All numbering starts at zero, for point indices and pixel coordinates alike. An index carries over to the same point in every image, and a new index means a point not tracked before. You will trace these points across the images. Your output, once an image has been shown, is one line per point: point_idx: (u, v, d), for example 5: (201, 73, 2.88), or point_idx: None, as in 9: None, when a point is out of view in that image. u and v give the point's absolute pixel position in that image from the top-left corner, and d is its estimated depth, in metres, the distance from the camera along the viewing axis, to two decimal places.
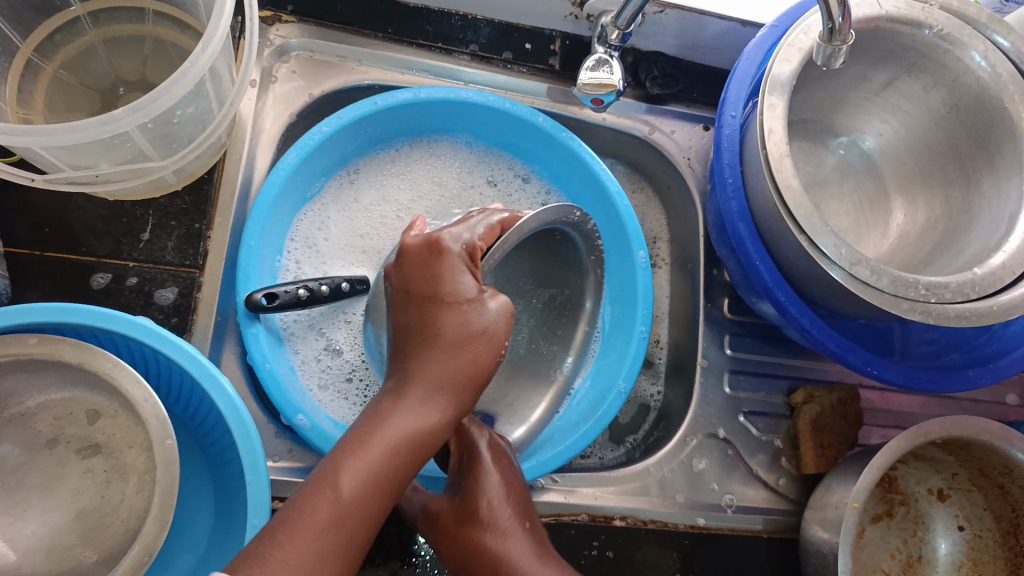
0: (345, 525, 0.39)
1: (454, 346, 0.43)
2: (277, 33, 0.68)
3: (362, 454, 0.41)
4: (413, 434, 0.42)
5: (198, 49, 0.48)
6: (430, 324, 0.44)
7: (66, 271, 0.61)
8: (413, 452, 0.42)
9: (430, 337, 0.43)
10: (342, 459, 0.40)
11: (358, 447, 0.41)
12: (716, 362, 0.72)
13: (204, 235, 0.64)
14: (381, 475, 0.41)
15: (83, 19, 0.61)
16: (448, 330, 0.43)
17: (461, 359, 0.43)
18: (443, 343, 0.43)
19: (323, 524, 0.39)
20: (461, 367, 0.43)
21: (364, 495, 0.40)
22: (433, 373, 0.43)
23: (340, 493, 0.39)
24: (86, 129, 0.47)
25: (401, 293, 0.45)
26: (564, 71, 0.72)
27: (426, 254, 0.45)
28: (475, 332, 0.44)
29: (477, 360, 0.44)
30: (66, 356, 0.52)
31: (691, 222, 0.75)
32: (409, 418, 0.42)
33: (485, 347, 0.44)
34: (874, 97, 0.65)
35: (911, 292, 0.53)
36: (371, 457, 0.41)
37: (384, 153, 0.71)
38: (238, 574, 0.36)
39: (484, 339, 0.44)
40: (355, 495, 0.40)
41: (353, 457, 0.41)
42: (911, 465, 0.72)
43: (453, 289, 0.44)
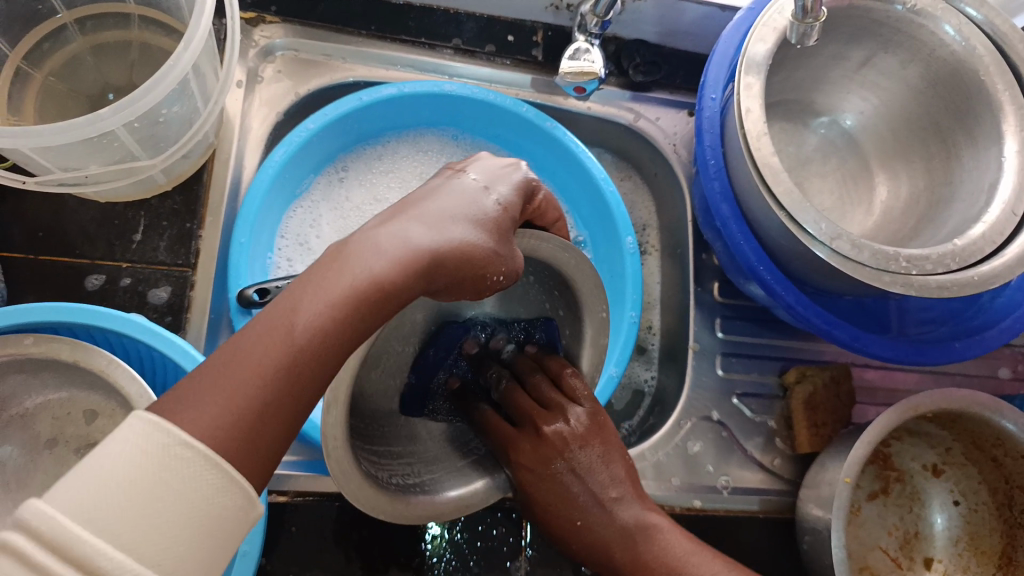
0: (233, 417, 0.31)
1: (417, 258, 0.36)
2: (261, 34, 0.69)
3: (325, 280, 0.34)
4: (322, 332, 0.33)
5: (180, 48, 0.49)
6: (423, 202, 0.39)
7: (61, 274, 0.62)
8: (323, 354, 0.33)
9: (429, 202, 0.38)
10: (226, 361, 0.32)
11: (254, 338, 0.33)
12: (708, 345, 0.72)
13: (195, 235, 0.64)
14: (341, 310, 0.34)
15: (69, 27, 0.62)
16: (442, 206, 0.38)
17: (415, 266, 0.35)
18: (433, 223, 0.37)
19: (264, 373, 0.32)
20: (412, 271, 0.35)
21: (240, 392, 0.32)
22: (365, 274, 0.35)
23: (209, 388, 0.31)
24: (75, 129, 0.47)
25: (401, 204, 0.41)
26: (547, 63, 0.73)
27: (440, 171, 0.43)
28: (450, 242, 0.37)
29: (434, 265, 0.36)
30: (62, 356, 0.53)
31: (678, 208, 0.75)
32: (322, 311, 0.33)
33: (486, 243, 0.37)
34: (853, 75, 0.66)
35: (892, 265, 0.53)
36: (276, 348, 0.33)
37: (372, 150, 0.72)
38: (158, 413, 0.31)
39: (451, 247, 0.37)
40: (232, 394, 0.32)
41: (315, 284, 0.34)
42: (905, 441, 0.72)
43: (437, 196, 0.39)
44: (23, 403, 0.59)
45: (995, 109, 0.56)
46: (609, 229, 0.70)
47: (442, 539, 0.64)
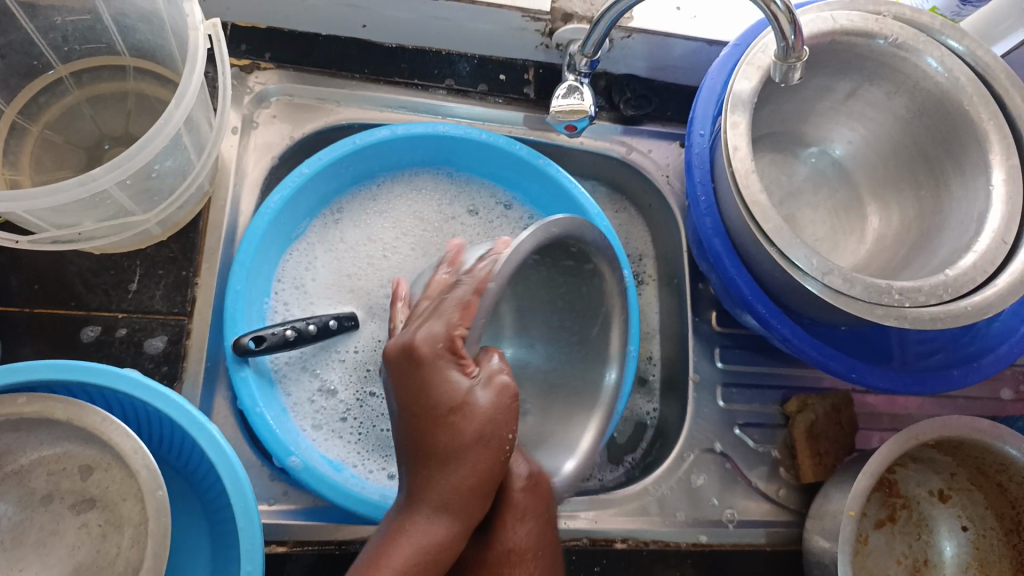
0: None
1: (465, 454, 0.42)
2: (255, 80, 0.70)
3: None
4: (422, 550, 0.41)
5: (173, 104, 0.49)
6: (427, 446, 0.42)
7: (58, 326, 0.61)
8: (426, 568, 0.41)
9: (439, 437, 0.42)
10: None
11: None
12: (708, 376, 0.72)
13: (192, 282, 0.64)
14: None
15: (65, 80, 0.62)
16: (454, 438, 0.42)
17: (467, 466, 0.42)
18: (452, 449, 0.42)
19: None
20: (475, 474, 0.42)
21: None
22: (435, 495, 0.42)
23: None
24: (66, 190, 0.47)
25: (398, 416, 0.43)
26: (540, 100, 0.74)
27: (405, 366, 0.43)
28: (478, 433, 0.42)
29: (485, 466, 0.42)
30: (56, 413, 0.52)
31: (673, 239, 0.76)
32: (432, 531, 0.41)
33: (486, 434, 0.43)
34: (841, 106, 0.66)
35: (885, 297, 0.53)
36: (402, 570, 0.40)
37: (366, 192, 0.72)
38: None
39: (485, 444, 0.42)
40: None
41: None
42: (910, 468, 0.71)
43: (439, 399, 0.42)
44: (19, 459, 0.58)
45: (982, 140, 0.57)
46: None
47: None
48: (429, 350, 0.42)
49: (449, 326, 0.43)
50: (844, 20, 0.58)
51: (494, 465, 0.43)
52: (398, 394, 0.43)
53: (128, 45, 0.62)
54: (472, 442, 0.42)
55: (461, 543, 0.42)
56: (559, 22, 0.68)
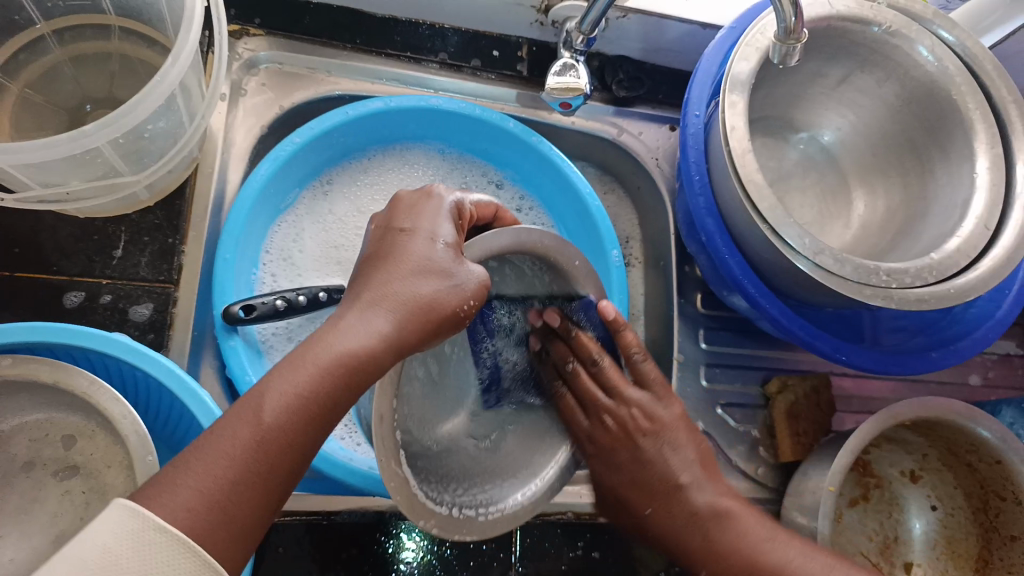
0: (294, 415, 0.38)
1: (424, 277, 0.43)
2: (245, 47, 0.68)
3: (293, 369, 0.39)
4: (350, 351, 0.40)
5: (168, 63, 0.48)
6: (396, 251, 0.44)
7: (39, 290, 0.60)
8: (348, 374, 0.40)
9: (392, 262, 0.43)
10: (277, 377, 0.39)
11: (297, 360, 0.40)
12: (692, 356, 0.73)
13: (178, 250, 0.63)
14: (307, 397, 0.39)
15: (48, 38, 0.60)
16: (412, 257, 0.43)
17: (422, 290, 0.42)
18: (406, 268, 0.43)
19: (239, 445, 0.37)
20: (428, 313, 0.42)
21: (294, 408, 0.38)
22: (380, 297, 0.42)
23: (263, 410, 0.38)
24: (58, 146, 0.46)
25: (380, 229, 0.47)
26: (532, 78, 0.74)
27: (414, 198, 0.47)
28: (443, 271, 0.43)
29: (440, 297, 0.43)
30: (42, 377, 0.51)
31: (661, 219, 0.76)
32: (364, 333, 0.41)
33: (448, 290, 0.43)
34: (831, 92, 0.68)
35: (873, 278, 0.55)
36: (319, 363, 0.39)
37: (356, 163, 0.72)
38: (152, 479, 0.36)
39: (449, 282, 0.43)
40: (287, 410, 0.38)
41: (286, 371, 0.39)
42: (884, 448, 0.74)
43: (429, 228, 0.45)
44: None
45: (968, 127, 0.58)
46: (596, 241, 0.70)
47: (431, 556, 0.63)
48: (440, 198, 0.47)
49: (461, 199, 0.49)
50: (842, 6, 0.59)
51: (445, 302, 0.43)
52: (397, 213, 0.46)
53: (115, 4, 0.60)
54: (430, 270, 0.43)
55: (389, 360, 0.41)
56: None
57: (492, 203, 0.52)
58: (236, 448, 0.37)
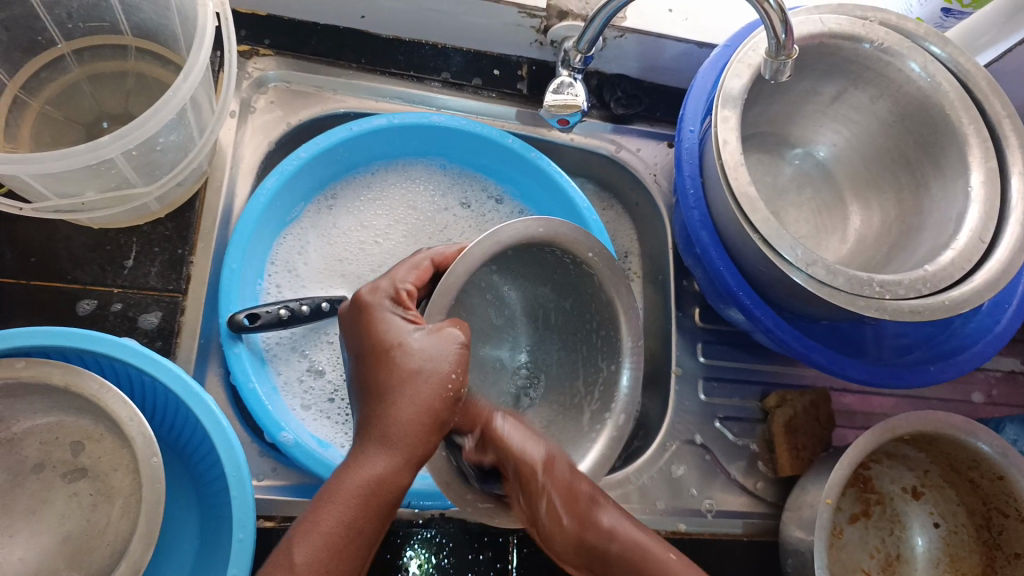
0: (327, 552, 0.41)
1: (402, 387, 0.45)
2: (254, 66, 0.71)
3: (310, 518, 0.42)
4: (363, 485, 0.43)
5: (180, 78, 0.50)
6: (375, 375, 0.46)
7: (53, 299, 0.63)
8: (369, 502, 0.43)
9: (377, 388, 0.45)
10: (300, 531, 0.42)
11: (318, 505, 0.42)
12: (691, 369, 0.73)
13: (186, 261, 0.65)
14: (331, 537, 0.42)
15: (67, 57, 0.63)
16: (391, 375, 0.45)
17: (405, 402, 0.44)
18: (386, 388, 0.45)
19: None
20: (420, 416, 0.44)
21: (323, 549, 0.41)
22: (376, 420, 0.44)
23: (295, 564, 0.41)
24: (73, 156, 0.48)
25: (354, 357, 0.48)
26: (531, 96, 0.76)
27: (359, 312, 0.49)
28: (414, 372, 0.45)
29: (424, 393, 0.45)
30: (52, 379, 0.54)
31: (660, 236, 0.77)
32: (367, 462, 0.43)
33: (426, 383, 0.45)
34: (826, 109, 0.68)
35: (866, 289, 0.55)
36: (340, 502, 0.42)
37: (360, 179, 0.74)
38: None
39: (424, 377, 0.45)
40: (315, 553, 0.41)
41: (306, 521, 0.42)
42: (884, 464, 0.73)
43: (384, 334, 0.47)
44: (10, 427, 0.59)
45: (961, 141, 0.59)
46: None
47: (428, 563, 0.64)
48: (374, 296, 0.49)
49: (397, 281, 0.50)
50: (833, 23, 0.60)
51: (428, 397, 0.45)
52: (353, 340, 0.48)
53: (131, 25, 0.64)
54: (406, 381, 0.45)
55: (400, 476, 0.44)
56: (553, 20, 0.70)
57: (438, 260, 0.52)
58: None
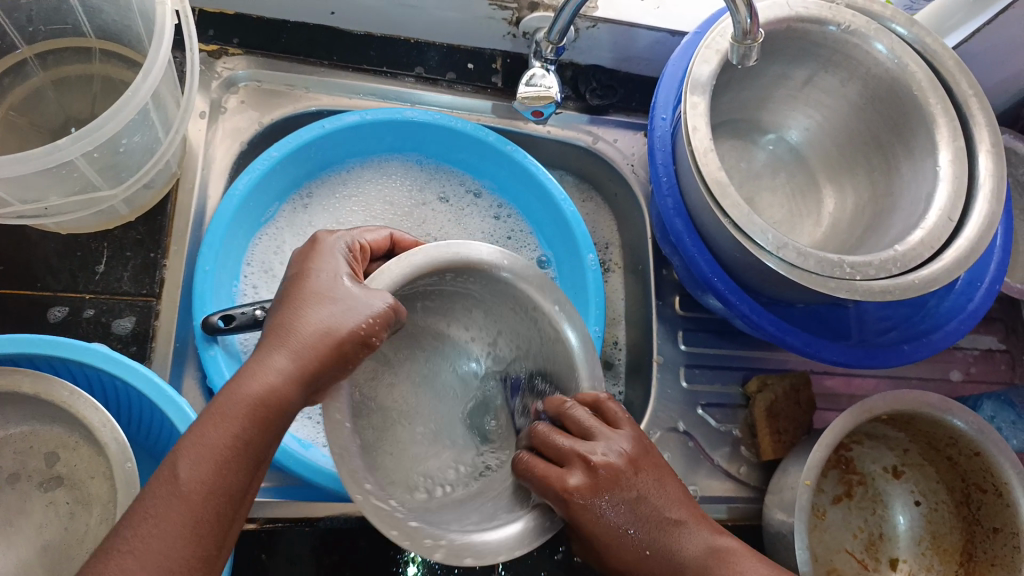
0: (213, 469, 0.38)
1: (310, 323, 0.42)
2: (224, 66, 0.70)
3: (200, 435, 0.39)
4: (256, 399, 0.40)
5: (139, 78, 0.49)
6: (292, 294, 0.44)
7: (23, 307, 0.62)
8: (266, 419, 0.40)
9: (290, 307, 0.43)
10: (186, 445, 0.39)
11: (212, 419, 0.39)
12: (671, 358, 0.74)
13: (160, 265, 0.65)
14: (221, 454, 0.39)
15: (30, 62, 0.63)
16: (304, 294, 0.44)
17: (313, 319, 0.43)
18: (298, 306, 0.43)
19: (168, 521, 0.37)
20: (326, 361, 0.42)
21: (209, 464, 0.38)
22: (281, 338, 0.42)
23: (179, 477, 0.38)
24: (33, 160, 0.47)
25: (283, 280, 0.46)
26: (506, 89, 0.75)
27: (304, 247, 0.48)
28: (327, 296, 0.44)
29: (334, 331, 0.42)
30: (22, 388, 0.53)
31: (638, 224, 0.77)
32: (262, 382, 0.40)
33: (338, 307, 0.43)
34: (797, 93, 0.69)
35: (837, 271, 0.56)
36: (230, 418, 0.39)
37: (336, 176, 0.73)
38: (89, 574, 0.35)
39: (338, 303, 0.43)
40: (202, 467, 0.38)
41: (192, 442, 0.39)
42: (866, 445, 0.74)
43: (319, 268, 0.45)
44: None
45: (929, 121, 0.60)
46: (571, 247, 0.71)
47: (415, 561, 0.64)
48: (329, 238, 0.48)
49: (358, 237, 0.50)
50: (800, 7, 0.60)
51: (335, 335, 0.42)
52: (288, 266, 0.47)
53: (94, 27, 0.63)
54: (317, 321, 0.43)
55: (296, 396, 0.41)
56: (525, 11, 0.70)
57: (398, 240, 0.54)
58: (163, 521, 0.37)
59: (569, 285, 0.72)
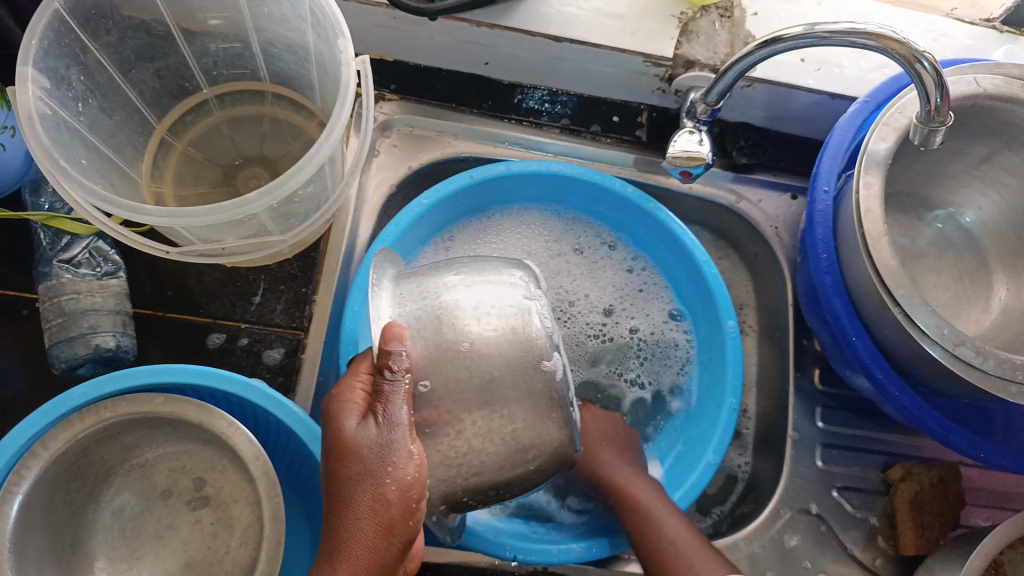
0: None
1: (336, 469, 0.45)
2: (381, 110, 0.73)
3: None
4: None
5: (323, 137, 0.52)
6: (351, 451, 0.44)
7: (187, 331, 0.66)
8: None
9: (367, 478, 0.44)
10: None
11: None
12: (808, 435, 0.70)
13: (310, 299, 0.68)
14: None
15: (210, 101, 0.67)
16: (362, 454, 0.44)
17: (373, 491, 0.43)
18: (359, 470, 0.44)
19: None
20: (371, 498, 0.43)
21: None
22: (362, 508, 0.44)
23: None
24: (223, 211, 0.51)
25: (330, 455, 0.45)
26: (651, 142, 0.74)
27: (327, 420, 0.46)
28: (372, 451, 0.44)
29: (357, 450, 0.44)
30: (189, 416, 0.56)
31: (778, 289, 0.74)
32: None
33: (391, 461, 0.43)
34: (973, 170, 0.64)
35: (1020, 375, 0.52)
36: None
37: (475, 221, 0.74)
38: None
39: (383, 454, 0.43)
40: None
41: None
42: (1020, 550, 0.66)
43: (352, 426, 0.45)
44: (143, 454, 0.63)
45: None
46: (711, 310, 0.69)
47: None
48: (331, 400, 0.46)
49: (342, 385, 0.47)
50: (988, 84, 0.57)
51: (357, 458, 0.44)
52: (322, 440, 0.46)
53: (270, 72, 0.67)
54: (333, 455, 0.45)
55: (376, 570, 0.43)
56: (679, 69, 0.68)
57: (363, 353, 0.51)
58: None
59: (703, 351, 0.70)
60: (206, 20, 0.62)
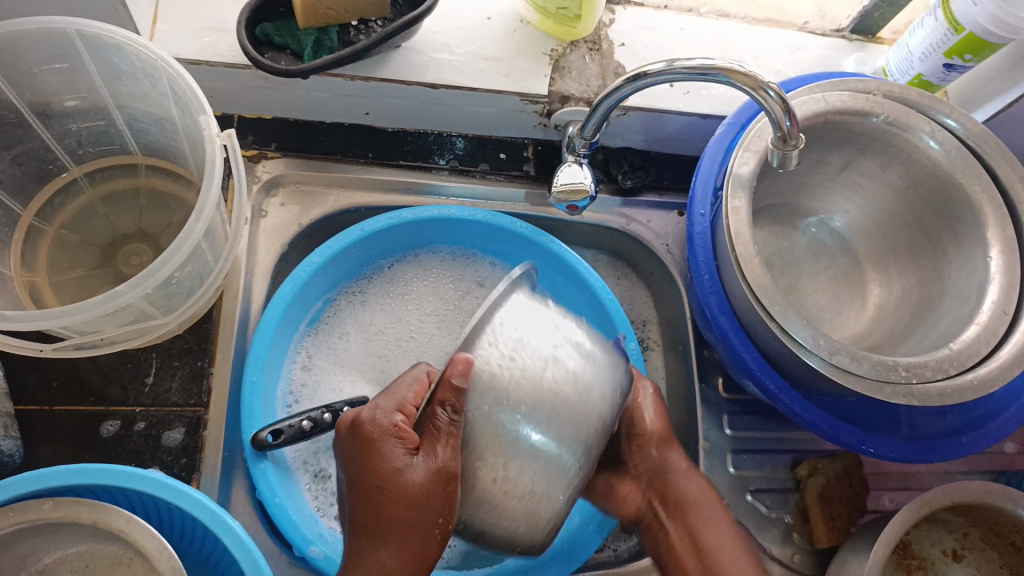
0: None
1: (381, 502, 0.48)
2: (263, 169, 0.72)
3: None
4: None
5: (192, 219, 0.51)
6: (384, 476, 0.47)
7: (78, 421, 0.63)
8: None
9: (404, 507, 0.46)
10: None
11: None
12: (717, 443, 0.73)
13: (207, 372, 0.66)
14: None
15: (79, 180, 0.64)
16: (396, 488, 0.47)
17: (420, 517, 0.46)
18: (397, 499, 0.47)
19: None
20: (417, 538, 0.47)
21: None
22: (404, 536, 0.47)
23: None
24: (93, 307, 0.49)
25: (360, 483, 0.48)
26: (540, 176, 0.75)
27: (357, 442, 0.48)
28: (417, 494, 0.45)
29: (402, 489, 0.46)
30: (82, 518, 0.54)
31: (676, 304, 0.77)
32: None
33: (436, 503, 0.44)
34: (836, 177, 0.68)
35: (892, 375, 0.54)
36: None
37: (382, 275, 0.74)
38: None
39: (429, 497, 0.45)
40: None
41: None
42: (923, 528, 0.71)
43: (395, 465, 0.47)
44: (42, 559, 0.58)
45: (976, 212, 0.58)
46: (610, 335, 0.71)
47: None
48: (374, 428, 0.48)
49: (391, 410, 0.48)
50: (836, 100, 0.60)
51: (403, 495, 0.47)
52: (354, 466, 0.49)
53: (140, 145, 0.65)
54: (375, 486, 0.47)
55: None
56: (556, 104, 0.69)
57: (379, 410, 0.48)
58: None
59: None
60: (61, 102, 0.60)
